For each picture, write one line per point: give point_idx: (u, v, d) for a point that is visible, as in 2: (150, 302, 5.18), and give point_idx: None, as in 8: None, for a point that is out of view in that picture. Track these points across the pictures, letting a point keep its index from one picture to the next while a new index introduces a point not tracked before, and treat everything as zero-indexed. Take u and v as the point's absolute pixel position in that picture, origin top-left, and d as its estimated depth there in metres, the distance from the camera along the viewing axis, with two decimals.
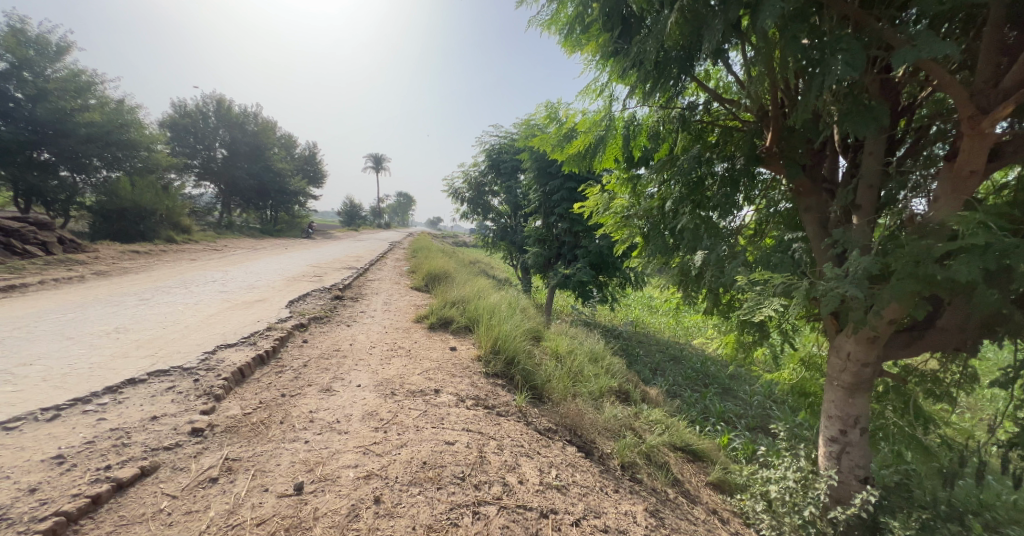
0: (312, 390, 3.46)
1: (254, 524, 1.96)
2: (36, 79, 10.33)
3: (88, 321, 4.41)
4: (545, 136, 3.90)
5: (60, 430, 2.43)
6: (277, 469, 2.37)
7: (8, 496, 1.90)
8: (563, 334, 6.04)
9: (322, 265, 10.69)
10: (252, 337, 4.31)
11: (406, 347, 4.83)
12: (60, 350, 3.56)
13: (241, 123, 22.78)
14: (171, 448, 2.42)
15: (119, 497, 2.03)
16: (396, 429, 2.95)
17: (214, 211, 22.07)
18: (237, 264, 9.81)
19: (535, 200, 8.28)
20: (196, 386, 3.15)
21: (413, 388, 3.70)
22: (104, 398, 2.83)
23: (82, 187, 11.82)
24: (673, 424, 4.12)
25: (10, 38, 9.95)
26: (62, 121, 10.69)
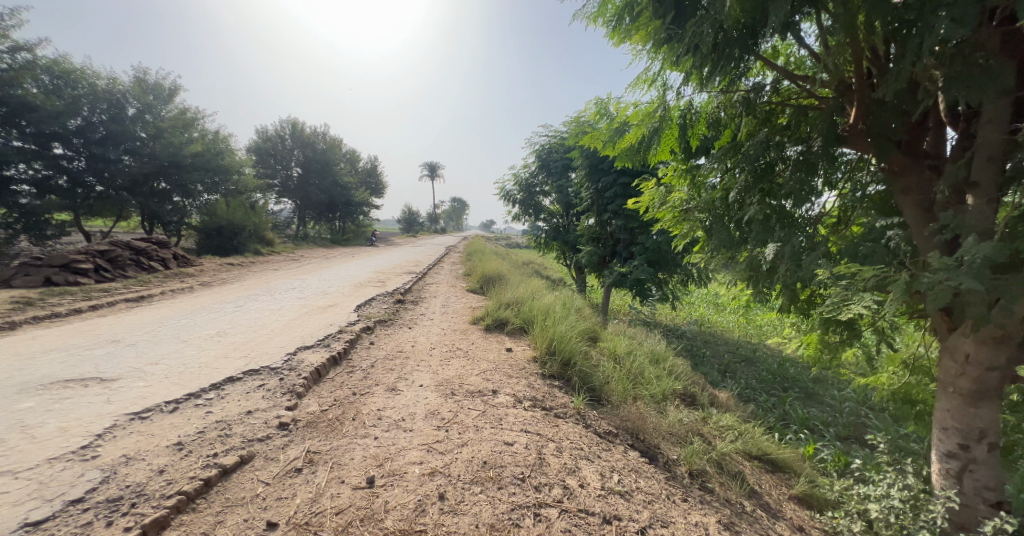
0: (379, 389, 3.68)
1: (333, 513, 2.13)
2: (155, 120, 12.00)
3: (197, 326, 5.09)
4: (596, 131, 3.79)
5: (179, 420, 2.83)
6: (351, 462, 2.56)
7: (144, 474, 2.24)
8: (621, 334, 5.85)
9: (386, 271, 11.37)
10: (326, 339, 4.70)
11: (464, 348, 4.97)
12: (177, 351, 4.14)
13: (312, 143, 24.89)
14: (262, 440, 2.70)
15: (225, 481, 2.31)
16: (457, 429, 3.04)
17: (292, 225, 24.43)
18: (312, 272, 10.76)
19: (587, 197, 8.11)
20: (281, 384, 3.49)
21: (471, 388, 3.80)
22: (210, 394, 3.24)
23: (190, 209, 13.66)
24: (747, 430, 3.82)
25: (138, 87, 11.72)
26: (175, 154, 12.47)
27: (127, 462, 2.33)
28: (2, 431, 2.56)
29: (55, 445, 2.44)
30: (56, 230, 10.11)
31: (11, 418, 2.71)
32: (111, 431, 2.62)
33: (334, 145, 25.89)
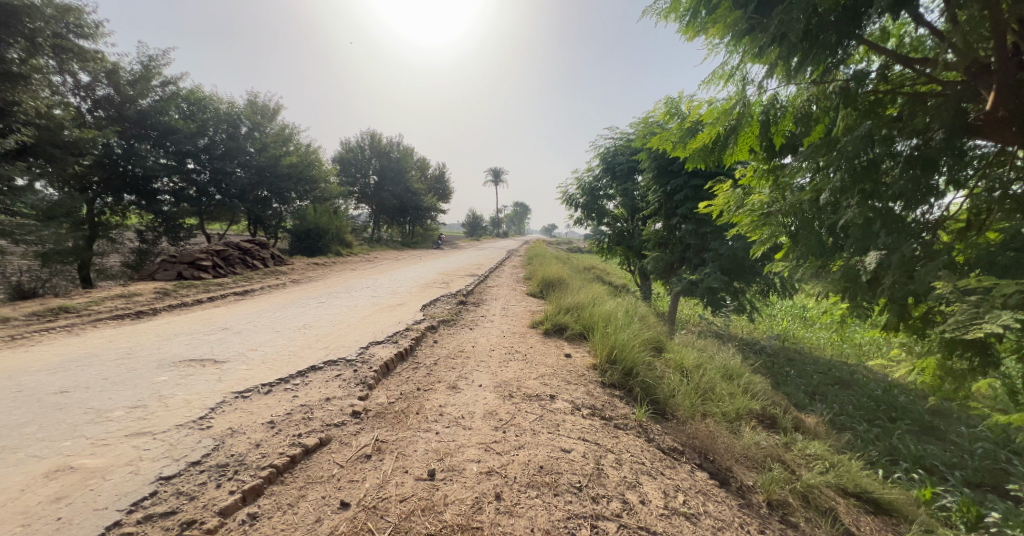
0: (441, 386, 3.85)
1: (397, 501, 2.26)
2: (260, 136, 13.83)
3: (288, 318, 5.74)
4: (665, 133, 3.65)
5: (271, 401, 3.20)
6: (414, 454, 2.70)
7: (245, 445, 2.57)
8: (690, 346, 5.49)
9: (450, 273, 11.85)
10: (395, 336, 5.02)
11: (522, 351, 5.01)
12: (273, 340, 4.70)
13: (387, 152, 26.74)
14: (338, 425, 2.96)
15: (307, 460, 2.56)
16: (514, 430, 3.07)
17: (368, 228, 26.49)
18: (384, 273, 11.55)
19: (654, 200, 7.76)
20: (355, 376, 3.80)
21: (529, 392, 3.81)
22: (296, 380, 3.62)
23: (286, 214, 15.41)
24: (842, 463, 3.36)
25: (248, 109, 13.61)
26: (275, 165, 14.21)
27: (232, 434, 2.68)
28: (146, 398, 3.09)
29: (181, 414, 2.89)
30: (186, 232, 12.00)
31: (151, 388, 3.26)
32: (221, 406, 3.05)
33: (407, 154, 27.63)
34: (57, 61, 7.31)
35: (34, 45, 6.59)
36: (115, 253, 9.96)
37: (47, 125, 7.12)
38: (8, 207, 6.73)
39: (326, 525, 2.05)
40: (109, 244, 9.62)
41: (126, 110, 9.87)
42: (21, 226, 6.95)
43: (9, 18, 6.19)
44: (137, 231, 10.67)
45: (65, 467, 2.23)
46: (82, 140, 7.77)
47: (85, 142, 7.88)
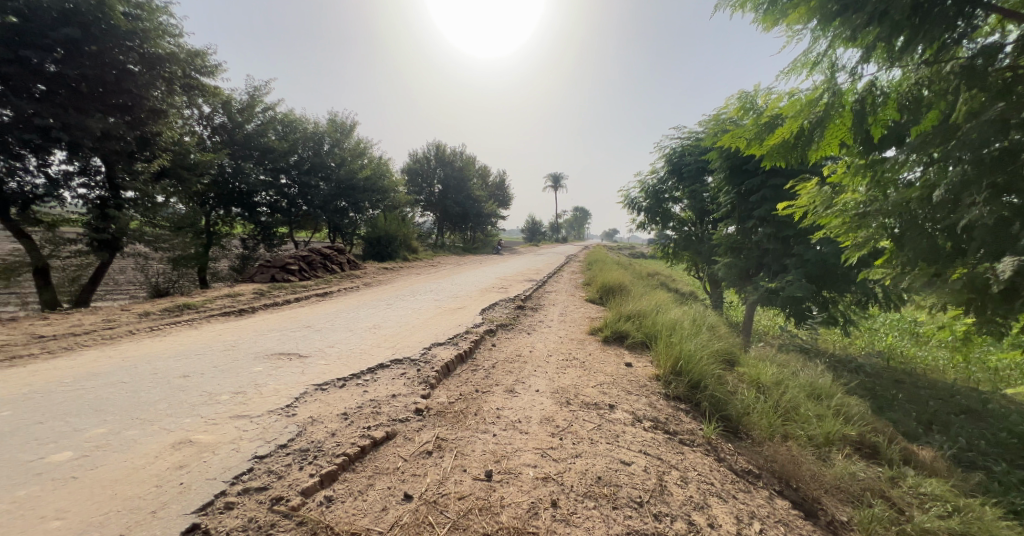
0: (499, 389, 3.91)
1: (456, 498, 2.34)
2: (340, 152, 15.22)
3: (360, 319, 6.22)
4: (737, 130, 3.42)
5: (344, 395, 3.49)
6: (472, 454, 2.78)
7: (323, 433, 2.83)
8: (767, 360, 4.99)
9: (509, 278, 12.04)
10: (455, 338, 5.21)
11: (581, 358, 4.91)
12: (347, 338, 5.12)
13: (451, 161, 27.87)
14: (403, 421, 3.14)
15: (375, 451, 2.75)
16: (571, 438, 3.02)
17: (432, 235, 27.80)
18: (447, 278, 12.04)
19: (727, 202, 7.24)
20: (418, 374, 4.01)
21: (587, 400, 3.73)
22: (366, 376, 3.90)
23: (361, 223, 16.71)
24: (969, 507, 2.83)
25: (331, 127, 15.06)
26: (353, 178, 15.54)
27: (312, 422, 2.97)
28: (245, 385, 3.54)
29: (272, 401, 3.26)
30: (279, 240, 13.54)
31: (250, 377, 3.73)
32: (303, 396, 3.39)
33: (470, 162, 28.57)
34: (187, 98, 8.69)
35: (170, 85, 7.90)
36: (224, 257, 11.57)
37: (178, 151, 8.49)
38: (150, 221, 8.06)
39: (391, 514, 2.19)
40: (221, 251, 11.30)
41: (236, 134, 11.55)
42: (159, 236, 8.32)
43: (156, 65, 7.44)
44: (241, 239, 12.30)
45: (186, 440, 2.62)
46: (202, 163, 9.09)
47: (204, 164, 9.19)
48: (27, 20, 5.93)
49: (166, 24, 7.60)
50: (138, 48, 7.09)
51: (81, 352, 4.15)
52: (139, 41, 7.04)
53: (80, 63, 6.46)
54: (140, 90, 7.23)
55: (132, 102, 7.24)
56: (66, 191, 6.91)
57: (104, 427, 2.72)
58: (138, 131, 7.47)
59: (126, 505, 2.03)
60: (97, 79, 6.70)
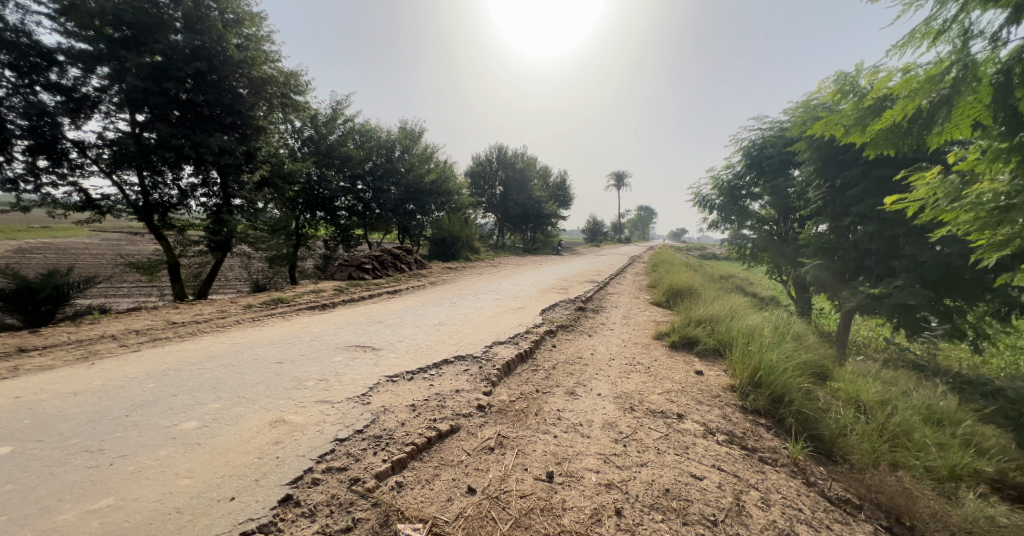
0: (560, 390, 3.89)
1: (518, 496, 2.36)
2: (410, 157, 16.14)
3: (426, 316, 6.54)
4: (834, 115, 3.41)
5: (412, 387, 3.68)
6: (533, 453, 2.79)
7: (394, 422, 3.02)
8: (868, 376, 4.38)
9: (569, 279, 11.89)
10: (516, 338, 5.27)
11: (645, 364, 4.70)
12: (414, 334, 5.41)
13: (513, 163, 28.16)
14: (466, 416, 3.24)
15: (440, 443, 2.87)
16: (636, 446, 2.91)
17: (493, 236, 28.39)
18: (507, 278, 12.22)
19: (817, 198, 6.57)
20: (480, 372, 4.11)
21: (653, 407, 3.56)
22: (431, 371, 4.08)
23: (427, 224, 17.55)
24: None
25: (402, 134, 16.01)
26: (421, 182, 16.36)
27: (384, 411, 3.17)
28: (328, 373, 3.89)
29: (350, 389, 3.55)
30: (356, 241, 14.69)
31: (332, 366, 4.09)
32: (376, 386, 3.64)
33: (531, 163, 28.67)
34: (284, 115, 9.72)
35: (270, 104, 8.80)
36: (310, 256, 12.87)
37: (275, 162, 9.47)
38: (252, 223, 9.23)
39: (456, 506, 2.27)
40: (307, 251, 12.63)
41: (321, 145, 12.78)
42: (259, 237, 9.66)
43: (261, 87, 8.41)
44: (324, 240, 13.58)
45: (281, 419, 2.95)
46: (293, 172, 10.07)
47: (295, 173, 10.11)
48: (168, 58, 7.17)
49: (268, 51, 8.66)
50: (248, 74, 8.17)
51: (201, 337, 4.86)
52: (248, 68, 8.11)
53: (205, 91, 7.59)
54: (246, 109, 8.17)
55: (241, 122, 8.22)
56: (192, 200, 8.15)
57: (218, 403, 3.16)
58: (245, 146, 8.47)
59: (236, 471, 2.33)
60: (217, 103, 7.82)
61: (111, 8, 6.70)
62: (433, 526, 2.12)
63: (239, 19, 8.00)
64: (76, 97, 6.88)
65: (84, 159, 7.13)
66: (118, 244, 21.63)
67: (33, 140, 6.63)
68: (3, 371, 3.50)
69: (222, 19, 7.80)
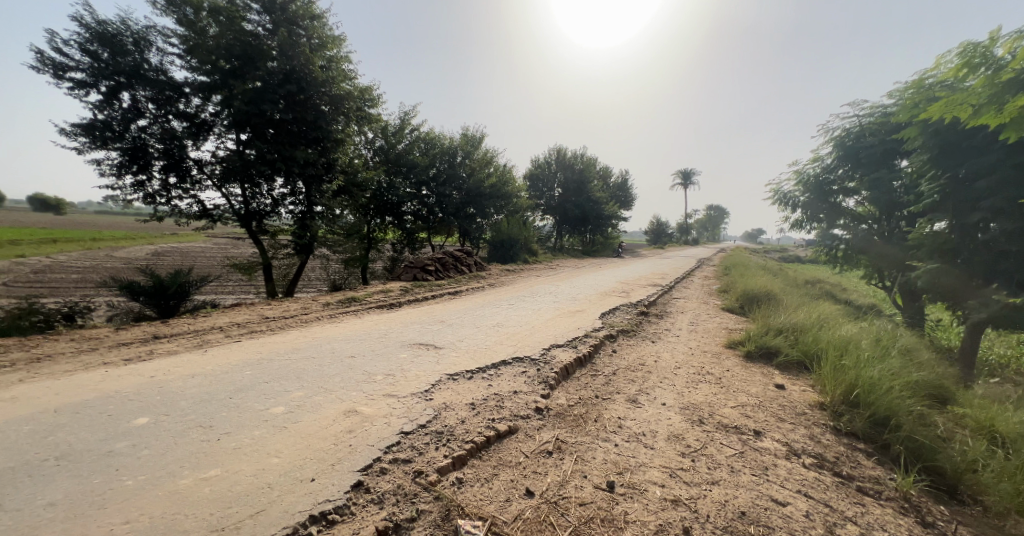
0: (621, 397, 3.75)
1: (577, 503, 2.31)
2: (471, 162, 16.62)
3: (486, 317, 6.68)
4: (961, 93, 3.17)
5: (471, 386, 3.77)
6: (593, 461, 2.71)
7: (454, 420, 3.10)
8: (1004, 402, 3.66)
9: (630, 282, 11.44)
10: (574, 341, 5.17)
11: (716, 374, 4.36)
12: (474, 334, 5.54)
13: (572, 164, 27.78)
14: (524, 418, 3.24)
15: (498, 443, 2.90)
16: (706, 462, 2.70)
17: (551, 238, 28.27)
18: (565, 280, 12.07)
19: (932, 191, 5.73)
20: (538, 374, 4.09)
21: (725, 421, 3.29)
22: (490, 371, 4.15)
23: (486, 227, 17.97)
24: None
25: (463, 140, 16.53)
26: (481, 186, 16.79)
27: (446, 408, 3.28)
28: (394, 369, 4.11)
29: (415, 385, 3.72)
30: (420, 244, 15.45)
31: (398, 362, 4.33)
32: (438, 384, 3.78)
33: (591, 163, 28.10)
34: (359, 127, 10.49)
35: (347, 118, 9.56)
36: (379, 259, 13.81)
37: (350, 171, 10.28)
38: (331, 228, 10.10)
39: (514, 507, 2.27)
40: (377, 254, 13.56)
41: (390, 154, 13.66)
42: (336, 241, 10.56)
43: (340, 103, 9.18)
44: (392, 244, 14.48)
45: (354, 410, 3.18)
46: (366, 180, 10.83)
47: (367, 181, 10.86)
48: (266, 83, 8.14)
49: (347, 70, 9.44)
50: (329, 92, 8.96)
51: (288, 331, 5.42)
52: (330, 86, 8.91)
53: (294, 110, 8.50)
54: (327, 124, 8.98)
55: (322, 136, 9.05)
56: (283, 208, 9.13)
57: (302, 391, 3.48)
58: (326, 158, 9.31)
59: (316, 455, 2.54)
60: (303, 120, 8.69)
61: (224, 43, 7.80)
62: (492, 525, 2.13)
63: (323, 42, 8.83)
64: (197, 122, 8.09)
65: (201, 175, 8.32)
66: (224, 248, 24.93)
67: (166, 160, 7.87)
68: (140, 353, 4.18)
69: (309, 44, 8.66)
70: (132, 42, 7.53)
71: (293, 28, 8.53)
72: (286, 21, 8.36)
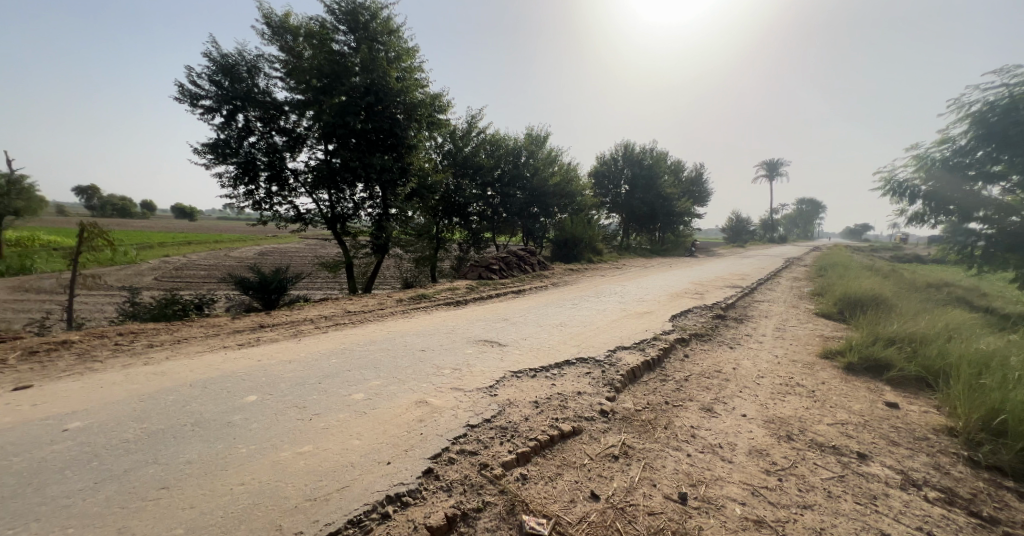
0: (694, 405, 3.52)
1: (646, 512, 2.21)
2: (535, 162, 16.62)
3: (549, 316, 6.66)
4: None
5: (535, 384, 3.79)
6: (663, 470, 2.58)
7: (518, 416, 3.15)
8: None
9: (705, 282, 10.67)
10: (642, 344, 4.96)
11: (808, 387, 3.90)
12: (538, 333, 5.57)
13: (640, 159, 26.49)
14: (589, 419, 3.18)
15: (563, 443, 2.88)
16: (797, 483, 2.43)
17: (617, 236, 27.35)
18: (632, 280, 11.61)
19: None
20: (603, 376, 3.99)
21: (820, 440, 2.93)
22: (553, 371, 4.14)
23: (550, 226, 17.97)
24: None
25: (528, 140, 16.60)
26: (545, 185, 16.82)
27: (510, 405, 3.34)
28: (461, 364, 4.28)
29: (481, 381, 3.83)
30: (485, 243, 15.88)
31: (464, 358, 4.49)
32: (502, 380, 3.85)
33: (661, 158, 26.57)
34: (431, 133, 11.02)
35: (419, 124, 10.07)
36: (447, 258, 14.45)
37: (422, 175, 10.89)
38: (404, 230, 10.76)
39: (579, 509, 2.24)
40: (444, 253, 14.20)
41: (458, 157, 14.21)
42: (408, 242, 11.25)
43: (414, 111, 9.69)
44: (459, 244, 15.06)
45: (424, 401, 3.37)
46: (436, 183, 11.35)
47: (437, 184, 11.39)
48: (350, 96, 8.91)
49: (420, 79, 9.98)
50: (404, 102, 9.49)
51: (367, 324, 5.90)
52: (405, 96, 9.42)
53: (374, 120, 9.22)
54: (402, 131, 9.61)
55: (398, 142, 9.69)
56: (363, 211, 9.94)
57: (378, 380, 3.77)
58: (401, 163, 9.93)
59: (391, 440, 2.74)
60: (381, 129, 9.37)
61: (316, 64, 8.72)
62: (557, 524, 2.12)
63: (399, 54, 9.45)
64: (295, 136, 9.13)
65: (296, 184, 9.37)
66: (314, 248, 27.81)
67: (269, 171, 8.97)
68: (249, 340, 4.84)
69: (387, 57, 9.32)
70: (246, 70, 8.73)
71: (374, 43, 9.26)
72: (368, 38, 9.11)
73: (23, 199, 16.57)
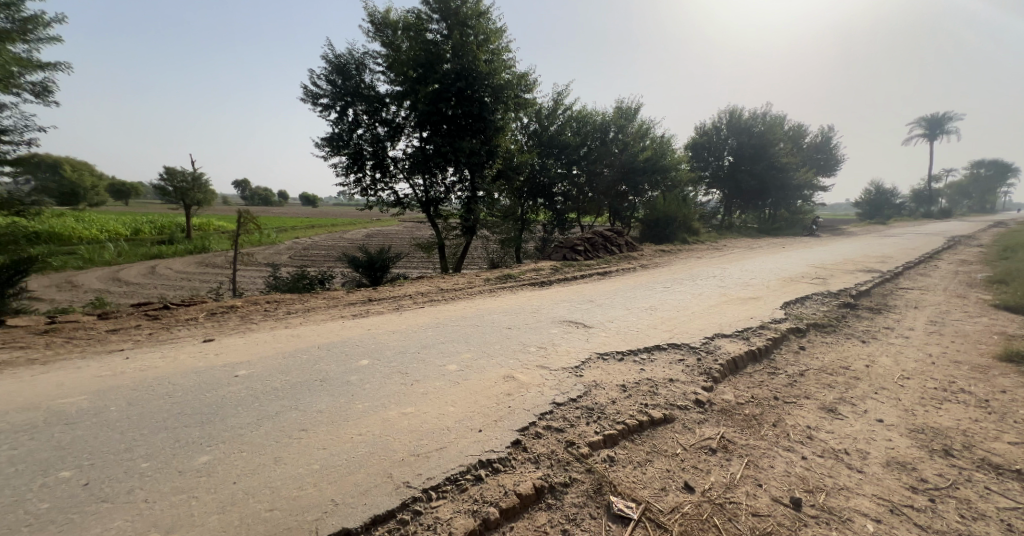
0: (811, 404, 3.08)
1: (750, 512, 2.02)
2: (625, 137, 15.69)
3: (637, 299, 6.37)
4: None
5: (622, 368, 3.67)
6: (771, 470, 2.32)
7: (605, 398, 3.08)
8: None
9: (828, 266, 9.16)
10: (745, 332, 4.47)
11: (977, 395, 3.14)
12: (625, 316, 5.36)
13: (749, 126, 23.31)
14: (682, 408, 2.99)
15: (653, 429, 2.76)
16: (956, 508, 2.00)
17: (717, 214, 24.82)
18: (734, 262, 10.48)
19: None
20: (699, 364, 3.70)
21: (993, 461, 2.36)
22: (642, 355, 3.96)
23: (639, 205, 17.00)
24: None
25: (617, 114, 15.68)
26: (634, 161, 15.93)
27: (596, 386, 3.28)
28: (546, 343, 4.33)
29: (566, 360, 3.83)
30: (569, 224, 15.61)
31: (549, 337, 4.53)
32: (588, 361, 3.81)
33: (775, 123, 23.09)
34: (517, 114, 11.04)
35: (507, 106, 10.11)
36: (532, 239, 14.56)
37: (507, 158, 11.05)
38: (490, 211, 11.10)
39: (671, 498, 2.14)
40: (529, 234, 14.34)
41: (543, 137, 14.07)
42: (494, 223, 11.58)
43: (501, 93, 9.76)
44: (542, 225, 15.07)
45: (512, 376, 3.49)
46: (521, 164, 11.41)
47: (522, 166, 11.45)
48: (443, 84, 9.31)
49: (507, 59, 10.00)
50: (492, 84, 9.59)
51: (458, 301, 6.29)
52: (492, 78, 9.54)
53: (463, 105, 9.54)
54: (489, 114, 9.78)
55: (485, 125, 9.90)
56: (452, 195, 10.49)
57: (469, 354, 4.00)
58: (488, 147, 10.16)
59: (482, 410, 2.89)
60: (470, 114, 9.67)
61: (413, 55, 9.26)
62: (647, 510, 2.05)
63: (487, 37, 9.56)
64: (394, 126, 9.89)
65: (395, 171, 10.19)
66: (413, 231, 30.25)
67: (374, 160, 9.92)
68: (361, 311, 5.50)
69: (476, 41, 9.51)
70: (354, 67, 9.63)
71: (464, 29, 9.49)
72: (458, 24, 9.38)
73: (203, 193, 20.79)
